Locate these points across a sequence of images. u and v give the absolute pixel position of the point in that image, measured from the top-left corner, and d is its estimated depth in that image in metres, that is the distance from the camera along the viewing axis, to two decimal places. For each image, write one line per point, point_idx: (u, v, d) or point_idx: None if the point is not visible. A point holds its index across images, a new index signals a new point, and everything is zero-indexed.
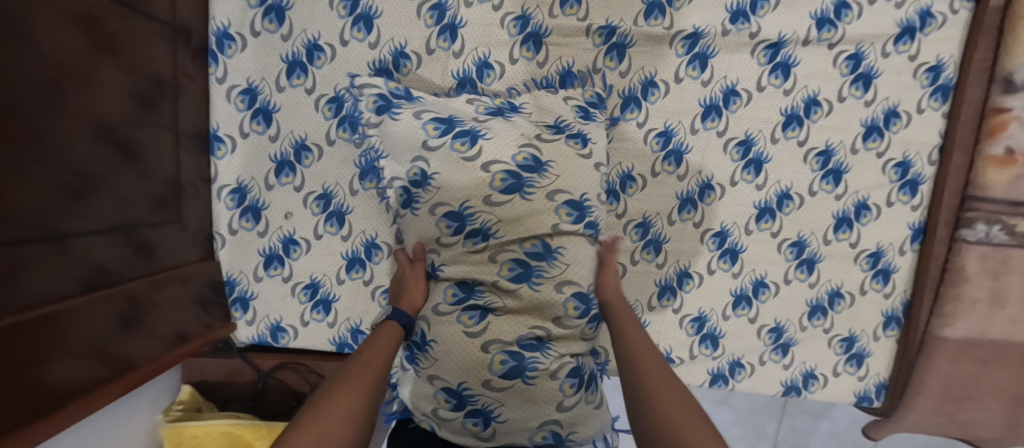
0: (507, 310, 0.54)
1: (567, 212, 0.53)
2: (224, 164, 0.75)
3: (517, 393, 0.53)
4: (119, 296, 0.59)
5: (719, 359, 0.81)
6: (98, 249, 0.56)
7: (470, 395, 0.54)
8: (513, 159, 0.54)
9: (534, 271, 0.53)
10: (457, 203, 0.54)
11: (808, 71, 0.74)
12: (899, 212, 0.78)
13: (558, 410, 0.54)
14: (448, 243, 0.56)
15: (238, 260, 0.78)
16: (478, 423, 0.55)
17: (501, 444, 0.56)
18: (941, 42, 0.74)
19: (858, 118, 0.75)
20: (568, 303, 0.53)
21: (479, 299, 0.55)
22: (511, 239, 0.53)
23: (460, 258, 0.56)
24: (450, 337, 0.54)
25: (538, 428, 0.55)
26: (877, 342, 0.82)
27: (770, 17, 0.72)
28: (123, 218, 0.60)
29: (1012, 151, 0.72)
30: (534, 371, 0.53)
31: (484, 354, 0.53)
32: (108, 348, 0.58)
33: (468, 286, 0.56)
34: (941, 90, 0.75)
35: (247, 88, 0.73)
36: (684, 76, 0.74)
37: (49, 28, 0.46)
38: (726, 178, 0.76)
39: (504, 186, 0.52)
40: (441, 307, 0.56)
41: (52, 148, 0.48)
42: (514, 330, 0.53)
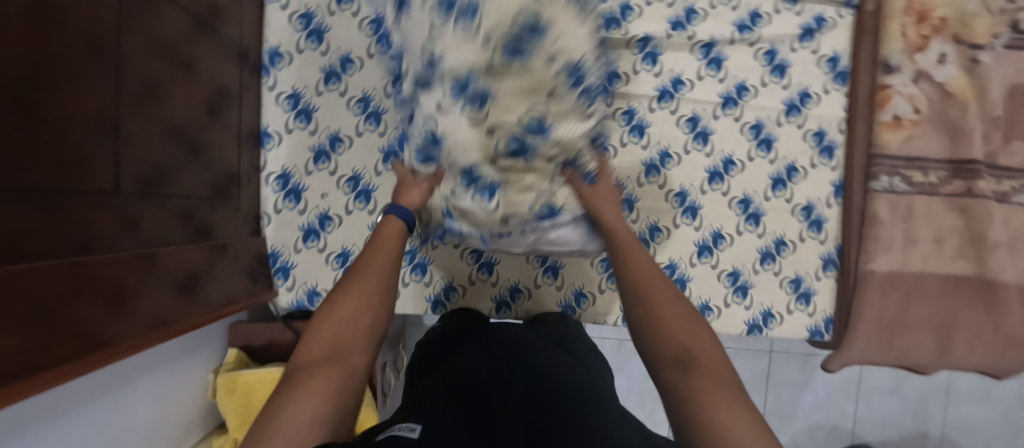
0: (504, 93, 0.52)
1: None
2: (272, 155, 0.92)
3: (519, 172, 0.58)
4: (181, 263, 0.73)
5: (690, 303, 0.97)
6: (164, 225, 0.71)
7: (479, 172, 0.57)
8: None
9: (527, 48, 0.50)
10: None
11: (736, 64, 0.95)
12: (822, 172, 0.97)
13: (558, 189, 0.62)
14: (436, 22, 0.52)
15: (282, 235, 0.93)
16: (485, 198, 0.59)
17: (507, 214, 0.59)
18: (835, 39, 0.95)
19: (779, 99, 0.96)
20: (561, 74, 0.52)
21: (477, 88, 0.52)
22: (509, 10, 0.49)
23: (452, 42, 0.51)
24: (456, 124, 0.54)
25: (537, 200, 0.60)
26: (820, 282, 0.98)
27: (702, 25, 0.93)
28: (186, 200, 0.75)
29: (898, 118, 0.92)
30: (539, 151, 0.57)
31: (489, 137, 0.54)
32: (164, 308, 0.70)
33: (462, 79, 0.52)
34: (840, 76, 0.96)
35: (293, 94, 0.91)
36: (640, 70, 0.94)
37: (144, 55, 0.63)
38: (681, 148, 0.95)
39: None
40: (442, 106, 0.55)
41: (133, 143, 0.63)
42: (513, 111, 0.53)
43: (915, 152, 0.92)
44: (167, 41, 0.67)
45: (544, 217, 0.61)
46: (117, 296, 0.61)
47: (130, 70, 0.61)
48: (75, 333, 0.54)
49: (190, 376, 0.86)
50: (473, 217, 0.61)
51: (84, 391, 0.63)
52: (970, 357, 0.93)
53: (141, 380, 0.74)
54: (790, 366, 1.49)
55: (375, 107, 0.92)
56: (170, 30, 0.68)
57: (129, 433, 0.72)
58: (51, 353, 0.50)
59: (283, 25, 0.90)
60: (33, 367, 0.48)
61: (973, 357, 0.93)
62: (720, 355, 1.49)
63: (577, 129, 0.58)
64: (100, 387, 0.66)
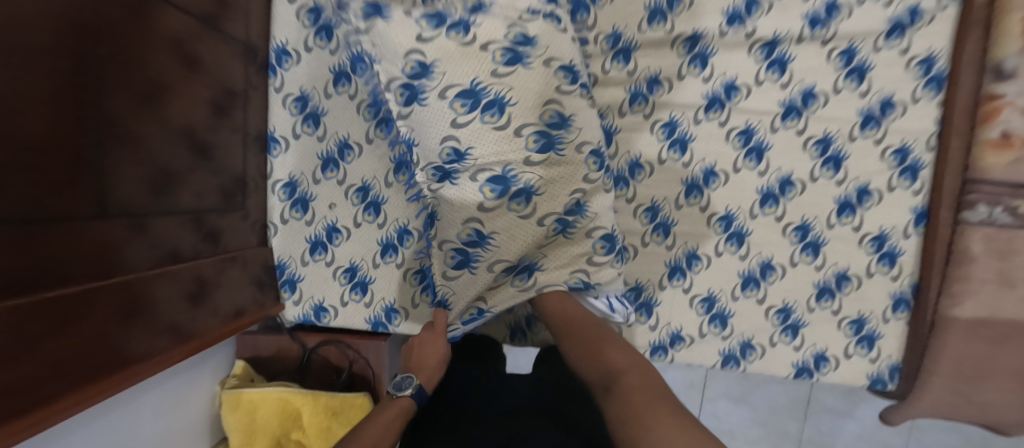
0: (545, 186, 0.60)
1: (565, 75, 0.60)
2: (279, 162, 0.86)
3: (557, 247, 0.65)
4: (191, 273, 0.69)
5: (730, 340, 0.86)
6: (175, 234, 0.67)
7: (525, 259, 0.64)
8: (506, 37, 0.58)
9: (557, 140, 0.60)
10: (467, 81, 0.58)
11: (803, 67, 0.80)
12: (901, 196, 0.82)
13: (589, 262, 0.65)
14: (462, 124, 0.58)
15: (289, 245, 0.88)
16: (525, 278, 0.66)
17: (545, 294, 0.65)
18: (931, 36, 0.78)
19: (855, 108, 0.81)
20: (586, 160, 0.62)
21: (519, 186, 0.59)
22: (530, 114, 0.59)
23: (485, 139, 0.58)
24: (506, 224, 0.61)
25: (571, 274, 0.64)
26: (888, 324, 0.84)
27: (764, 19, 0.79)
28: (196, 207, 0.71)
29: (1008, 135, 0.74)
30: (573, 229, 0.64)
31: (540, 228, 0.61)
32: (177, 321, 0.67)
33: (501, 180, 0.59)
34: (935, 81, 0.80)
35: (300, 96, 0.84)
36: (686, 74, 0.81)
37: (150, 53, 0.58)
38: (730, 165, 0.83)
39: (506, 60, 0.58)
40: (485, 204, 0.60)
41: (140, 153, 0.59)
42: (557, 202, 0.61)
43: (1023, 178, 0.75)
44: (174, 37, 0.62)
45: (574, 290, 0.65)
46: (133, 314, 0.58)
47: (133, 71, 0.56)
48: (87, 355, 0.51)
49: (198, 389, 0.84)
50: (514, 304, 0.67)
51: (93, 412, 0.61)
52: None
53: (147, 395, 0.71)
54: (834, 395, 1.35)
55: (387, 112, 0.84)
56: (175, 23, 0.62)
57: None
58: (59, 381, 0.48)
59: (290, 21, 0.83)
60: (36, 403, 0.44)
61: None
62: (756, 380, 1.37)
63: (603, 198, 0.65)
64: (110, 404, 0.64)
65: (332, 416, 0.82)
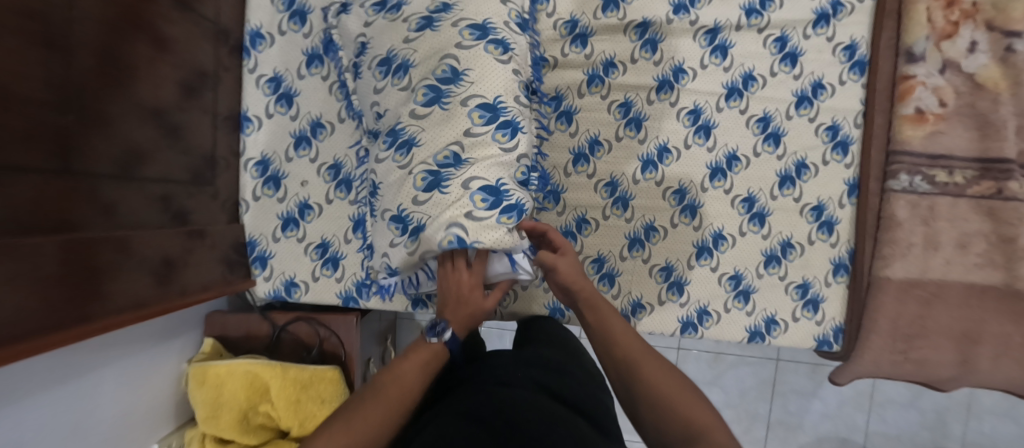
0: (426, 136, 0.64)
1: (470, 33, 0.65)
2: (251, 140, 0.88)
3: (438, 205, 0.61)
4: (154, 252, 0.70)
5: (687, 307, 0.91)
6: (142, 209, 0.68)
7: (407, 214, 0.64)
8: (427, 10, 0.69)
9: (445, 93, 0.64)
10: (385, 50, 0.70)
11: (742, 52, 0.88)
12: (835, 169, 0.90)
13: (467, 217, 0.59)
14: (378, 85, 0.70)
15: (260, 222, 0.89)
16: (410, 240, 0.63)
17: (426, 255, 0.63)
18: (853, 26, 0.88)
19: (789, 90, 0.89)
20: (474, 113, 0.63)
21: (406, 137, 0.66)
22: (427, 71, 0.66)
23: (393, 97, 0.68)
24: (390, 173, 0.66)
25: (445, 230, 0.59)
26: (830, 288, 0.91)
27: (707, 9, 0.87)
28: (164, 184, 0.72)
29: (921, 111, 0.84)
30: (448, 182, 0.61)
31: (411, 175, 0.64)
32: (139, 293, 0.67)
33: (394, 132, 0.67)
34: (858, 66, 0.89)
35: (273, 77, 0.88)
36: (638, 58, 0.88)
37: (122, 33, 0.61)
38: (681, 142, 0.89)
39: (417, 27, 0.67)
40: (381, 155, 0.68)
41: (108, 127, 0.61)
42: (432, 151, 0.64)
43: (939, 150, 0.85)
44: (148, 21, 0.65)
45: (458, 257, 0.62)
46: (96, 281, 0.59)
47: (104, 43, 0.58)
48: (45, 312, 0.51)
49: (163, 368, 0.83)
50: (410, 265, 0.67)
51: (50, 377, 0.60)
52: (995, 374, 0.87)
53: (108, 366, 0.71)
54: (798, 375, 1.41)
55: None
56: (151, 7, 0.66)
57: (94, 428, 0.68)
58: (14, 326, 0.47)
59: (264, 6, 0.87)
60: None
61: (998, 372, 0.86)
62: (724, 363, 1.42)
63: (497, 156, 0.63)
64: (68, 373, 0.63)
65: (302, 389, 0.82)
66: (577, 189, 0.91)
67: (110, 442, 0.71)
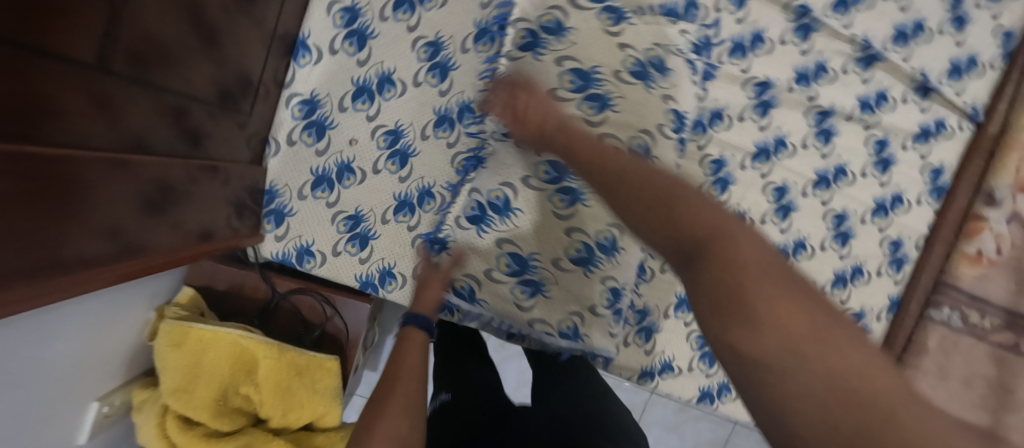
0: (596, 200, 0.65)
1: (672, 117, 0.65)
2: (304, 73, 0.73)
3: (573, 279, 0.67)
4: (150, 178, 0.52)
5: (712, 378, 0.89)
6: (148, 121, 0.50)
7: (534, 265, 0.67)
8: (624, 64, 0.64)
9: None
10: (587, 65, 0.65)
11: (844, 143, 0.85)
12: (885, 282, 0.90)
13: (590, 310, 0.67)
14: (566, 97, 0.64)
15: (288, 172, 0.74)
16: (526, 292, 0.68)
17: (536, 316, 0.68)
18: (945, 150, 0.88)
19: (872, 194, 0.87)
20: None
21: (571, 184, 0.65)
22: (622, 132, 0.64)
23: (574, 122, 0.64)
24: (539, 206, 0.66)
25: (568, 315, 0.68)
26: None
27: (827, 88, 0.83)
28: (184, 98, 0.55)
29: (981, 253, 0.87)
30: (594, 267, 0.66)
31: (565, 236, 0.66)
32: (137, 231, 0.51)
33: (560, 169, 0.65)
34: (937, 190, 0.89)
35: (350, 7, 0.72)
36: (746, 117, 0.82)
37: None
38: (759, 216, 0.85)
39: (633, 69, 0.64)
40: (532, 180, 0.66)
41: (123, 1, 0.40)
42: (594, 223, 0.65)
43: (982, 292, 0.88)
44: None
45: (564, 334, 0.68)
46: (81, 212, 0.42)
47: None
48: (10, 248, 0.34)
49: (126, 313, 0.67)
50: (504, 309, 0.69)
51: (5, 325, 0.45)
52: None
53: (67, 309, 0.54)
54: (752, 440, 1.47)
55: (445, 57, 0.75)
56: None
57: (26, 389, 0.51)
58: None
59: None
60: None
61: None
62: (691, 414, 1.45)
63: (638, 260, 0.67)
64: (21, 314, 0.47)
65: (295, 376, 0.71)
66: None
67: (42, 406, 0.55)
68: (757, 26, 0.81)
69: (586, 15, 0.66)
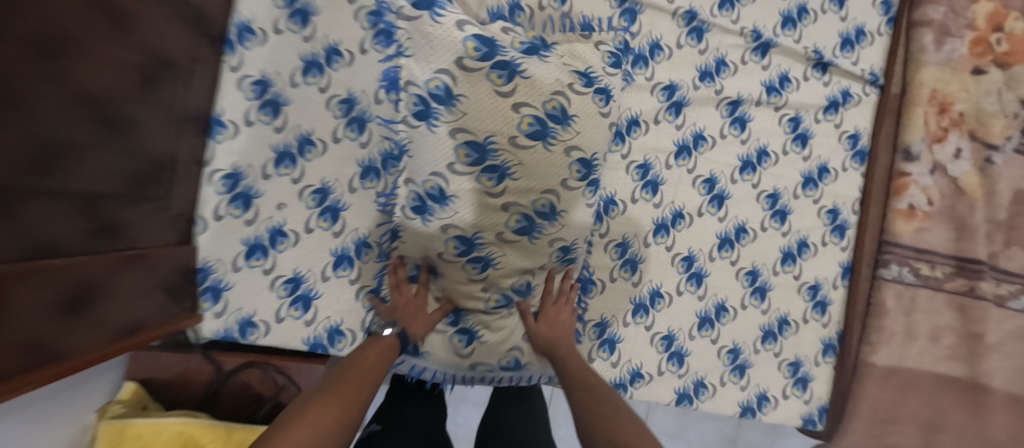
0: (505, 260, 0.64)
1: (578, 169, 0.62)
2: (222, 148, 0.74)
3: (500, 321, 0.70)
4: (68, 279, 0.50)
5: (685, 378, 0.88)
6: (56, 221, 0.48)
7: (464, 314, 0.71)
8: (518, 127, 0.58)
9: (537, 228, 0.63)
10: (481, 134, 0.58)
11: (760, 126, 0.89)
12: (832, 251, 0.91)
13: (525, 341, 0.73)
14: (462, 171, 0.59)
15: (219, 246, 0.74)
16: (463, 341, 0.71)
17: (475, 360, 0.71)
18: (858, 117, 0.92)
19: (798, 170, 0.90)
20: (552, 253, 0.67)
21: (480, 252, 0.63)
22: (525, 198, 0.61)
23: (472, 196, 0.60)
24: (454, 272, 0.66)
25: (507, 352, 0.72)
26: (818, 367, 0.91)
27: (730, 80, 0.87)
28: (87, 195, 0.52)
29: (913, 207, 0.89)
30: (516, 305, 0.70)
31: (482, 290, 0.67)
32: (44, 338, 0.47)
33: (467, 240, 0.62)
34: (859, 155, 0.92)
35: (261, 80, 0.75)
36: (662, 119, 0.86)
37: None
38: (695, 209, 0.87)
39: (531, 129, 0.58)
40: (444, 256, 0.65)
41: (18, 108, 0.39)
42: (508, 279, 0.66)
43: (924, 244, 0.90)
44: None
45: (505, 367, 0.73)
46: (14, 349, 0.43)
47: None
48: None
49: (64, 421, 0.62)
50: (445, 360, 0.72)
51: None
52: None
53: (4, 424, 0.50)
54: None
55: (360, 110, 0.78)
56: None
57: None
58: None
59: None
60: None
61: None
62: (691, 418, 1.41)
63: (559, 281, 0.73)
64: None
65: None
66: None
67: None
68: (653, 36, 0.85)
69: (473, 75, 0.58)
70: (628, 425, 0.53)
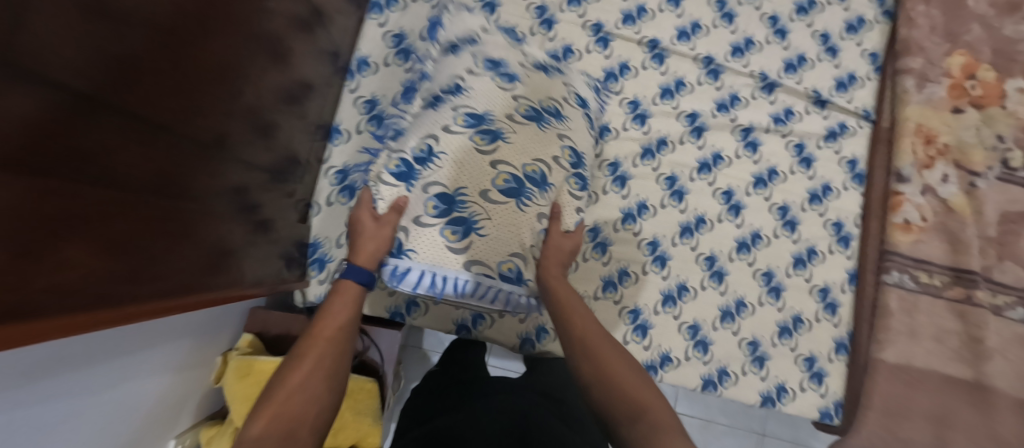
0: (514, 138, 0.72)
1: (574, 97, 0.84)
2: (338, 150, 0.95)
3: (503, 209, 0.70)
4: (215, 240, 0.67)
5: (710, 365, 0.98)
6: (216, 194, 0.66)
7: (462, 200, 0.69)
8: (524, 59, 0.81)
9: (543, 121, 0.75)
10: (498, 55, 0.80)
11: (770, 150, 1.05)
12: (838, 258, 1.04)
13: (523, 246, 0.72)
14: (477, 73, 0.77)
15: (327, 226, 0.93)
16: (458, 232, 0.69)
17: (472, 256, 0.69)
18: (854, 145, 1.08)
19: (804, 187, 1.05)
20: (564, 150, 0.77)
21: (490, 126, 0.72)
22: (529, 97, 0.76)
23: (488, 90, 0.75)
24: (461, 149, 0.71)
25: (508, 257, 0.71)
26: (832, 364, 1.01)
27: (743, 111, 1.06)
28: (240, 180, 0.71)
29: (908, 221, 1.03)
30: (526, 199, 0.72)
31: (490, 169, 0.70)
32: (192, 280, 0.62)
33: (478, 117, 0.72)
34: (858, 177, 1.07)
35: (371, 99, 0.97)
36: (686, 140, 1.04)
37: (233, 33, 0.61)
38: (715, 216, 1.02)
39: (535, 66, 0.82)
40: (452, 128, 0.72)
41: (195, 110, 0.58)
42: (517, 158, 0.71)
43: (922, 254, 1.02)
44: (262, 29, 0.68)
45: (506, 277, 0.71)
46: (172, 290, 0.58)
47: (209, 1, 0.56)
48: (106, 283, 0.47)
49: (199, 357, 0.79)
50: (437, 254, 0.69)
51: (37, 364, 0.44)
52: None
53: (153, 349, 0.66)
54: None
55: None
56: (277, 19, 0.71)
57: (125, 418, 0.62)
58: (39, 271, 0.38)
59: (376, 40, 1.00)
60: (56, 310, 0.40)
61: None
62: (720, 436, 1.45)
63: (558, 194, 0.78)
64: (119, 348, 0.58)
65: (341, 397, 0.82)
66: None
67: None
68: (677, 75, 1.05)
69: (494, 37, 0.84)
70: (661, 415, 0.55)
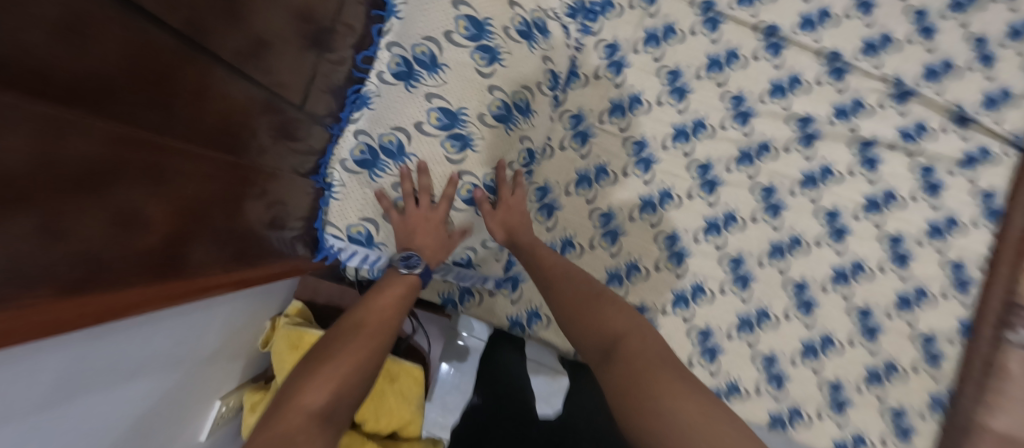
0: (485, 145, 0.70)
1: (549, 77, 0.75)
2: None
3: (468, 214, 0.74)
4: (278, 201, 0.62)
5: (781, 403, 0.88)
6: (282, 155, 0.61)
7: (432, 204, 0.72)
8: (512, 23, 0.68)
9: (513, 119, 0.71)
10: (482, 16, 0.67)
11: (890, 170, 0.91)
12: (953, 305, 0.89)
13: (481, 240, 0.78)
14: (460, 44, 0.67)
15: None
16: None
17: None
18: (993, 175, 0.90)
19: (925, 217, 0.90)
20: (448, 143, 0.69)
21: (461, 130, 0.69)
22: (510, 89, 0.70)
23: (468, 76, 0.68)
24: (429, 151, 0.69)
25: (464, 246, 0.77)
26: (924, 422, 0.88)
27: (866, 121, 0.90)
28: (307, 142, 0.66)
29: None
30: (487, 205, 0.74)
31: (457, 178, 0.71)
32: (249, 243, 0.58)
33: (452, 116, 0.68)
34: (993, 213, 0.90)
35: None
36: (792, 148, 0.90)
37: None
38: (813, 239, 0.90)
39: (519, 28, 0.69)
40: (424, 127, 0.68)
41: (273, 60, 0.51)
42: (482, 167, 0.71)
43: None
44: None
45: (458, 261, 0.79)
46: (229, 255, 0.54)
47: None
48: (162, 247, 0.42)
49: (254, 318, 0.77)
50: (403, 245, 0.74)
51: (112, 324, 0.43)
52: None
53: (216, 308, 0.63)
54: None
55: None
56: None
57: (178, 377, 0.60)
58: (69, 239, 0.32)
59: None
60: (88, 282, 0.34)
61: None
62: None
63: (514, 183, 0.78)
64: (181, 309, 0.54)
65: (388, 381, 0.78)
66: (637, 235, 0.89)
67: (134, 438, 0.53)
68: (793, 70, 0.91)
69: None
70: (660, 374, 0.52)
